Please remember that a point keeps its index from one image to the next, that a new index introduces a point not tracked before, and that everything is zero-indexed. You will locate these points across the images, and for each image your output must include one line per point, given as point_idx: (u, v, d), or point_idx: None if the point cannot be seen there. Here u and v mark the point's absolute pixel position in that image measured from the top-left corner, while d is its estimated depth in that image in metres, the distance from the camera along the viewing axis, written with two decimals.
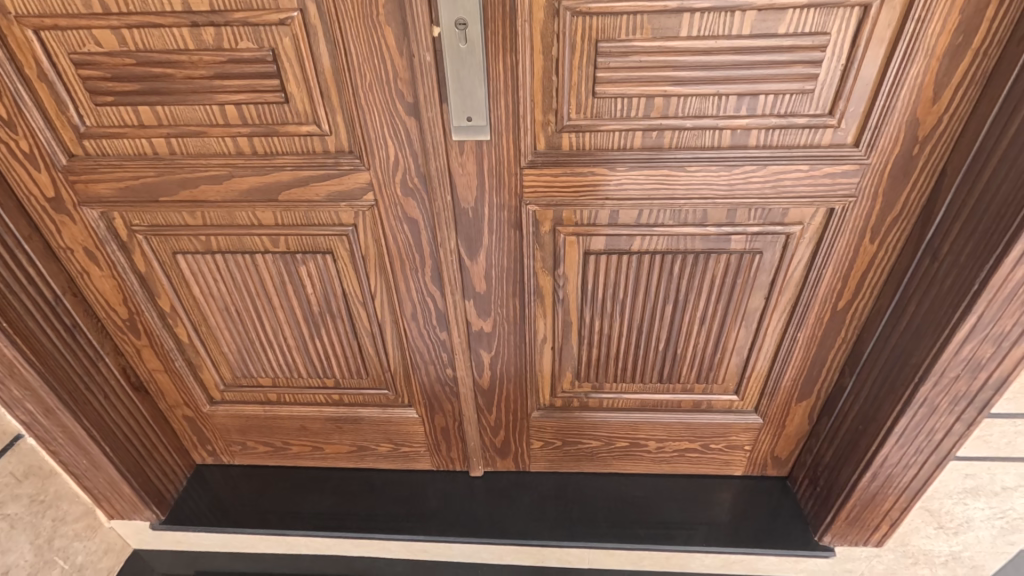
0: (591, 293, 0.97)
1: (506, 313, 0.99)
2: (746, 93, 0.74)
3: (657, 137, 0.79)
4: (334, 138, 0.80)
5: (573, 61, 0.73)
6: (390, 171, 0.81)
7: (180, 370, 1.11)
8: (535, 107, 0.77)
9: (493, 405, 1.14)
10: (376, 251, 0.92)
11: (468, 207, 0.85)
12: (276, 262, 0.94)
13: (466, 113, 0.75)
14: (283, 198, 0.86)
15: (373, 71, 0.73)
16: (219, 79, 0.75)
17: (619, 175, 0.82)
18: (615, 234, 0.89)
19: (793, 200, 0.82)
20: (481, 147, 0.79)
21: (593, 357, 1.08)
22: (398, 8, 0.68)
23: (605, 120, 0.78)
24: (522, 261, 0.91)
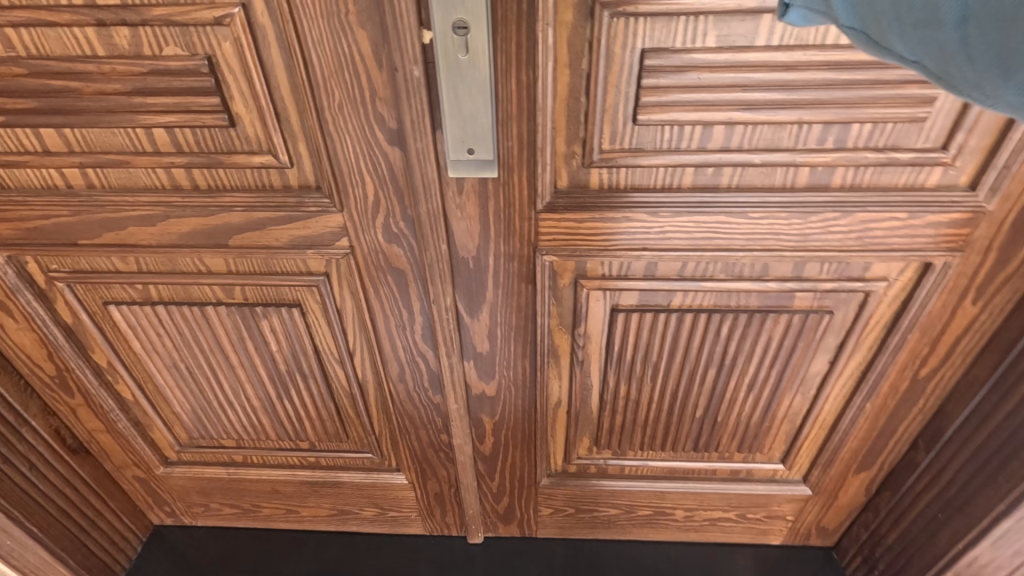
0: (618, 355, 0.80)
1: (515, 376, 0.82)
2: (837, 121, 0.59)
3: (714, 174, 0.63)
4: (295, 172, 0.62)
5: (609, 78, 0.56)
6: (369, 213, 0.64)
7: (124, 431, 0.94)
8: (557, 134, 0.60)
9: (496, 472, 0.97)
10: (354, 306, 0.74)
11: (469, 256, 0.68)
12: (230, 316, 0.77)
13: (467, 143, 0.57)
14: (234, 244, 0.68)
15: (342, 89, 0.54)
16: (140, 95, 0.57)
17: (662, 222, 0.66)
18: (649, 287, 0.73)
19: (881, 255, 0.68)
20: (484, 185, 0.62)
21: (617, 423, 0.91)
22: (374, 4, 0.50)
23: (646, 152, 0.61)
24: (535, 318, 0.75)
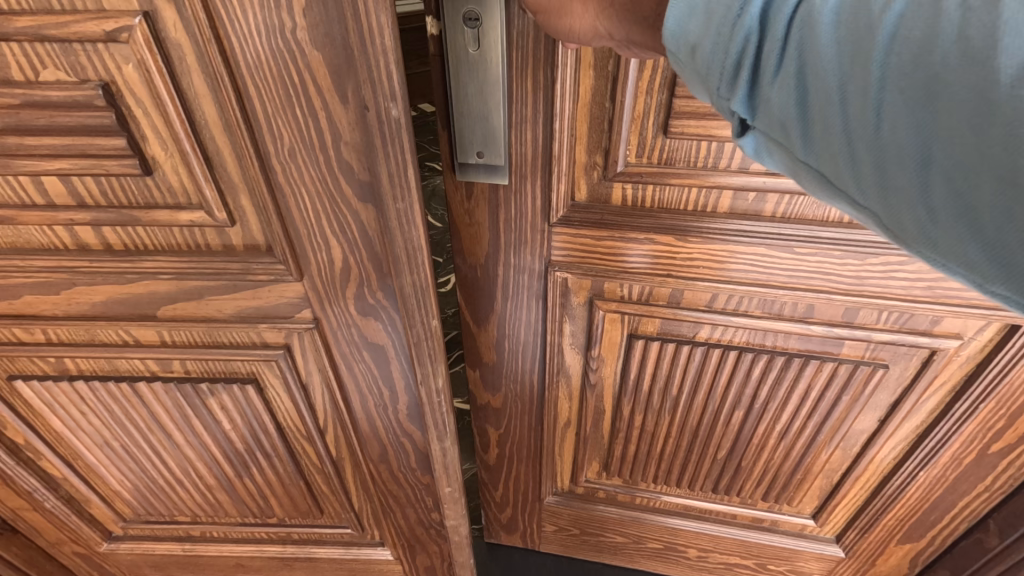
0: (635, 384, 0.77)
1: (522, 393, 0.82)
2: None
3: (756, 200, 0.58)
4: (238, 230, 0.47)
5: (639, 85, 0.52)
6: (337, 283, 0.49)
7: (53, 511, 0.79)
8: (578, 141, 0.57)
9: (500, 482, 0.96)
10: (323, 383, 0.60)
11: (478, 267, 0.68)
12: (169, 392, 0.62)
13: (475, 148, 0.57)
14: (163, 314, 0.53)
15: (292, 130, 0.40)
16: (13, 134, 0.41)
17: (691, 249, 0.62)
18: (672, 317, 0.69)
19: (951, 309, 0.61)
20: (496, 190, 0.61)
21: (629, 453, 0.87)
22: (329, 12, 0.34)
23: (678, 169, 0.57)
24: (546, 336, 0.74)
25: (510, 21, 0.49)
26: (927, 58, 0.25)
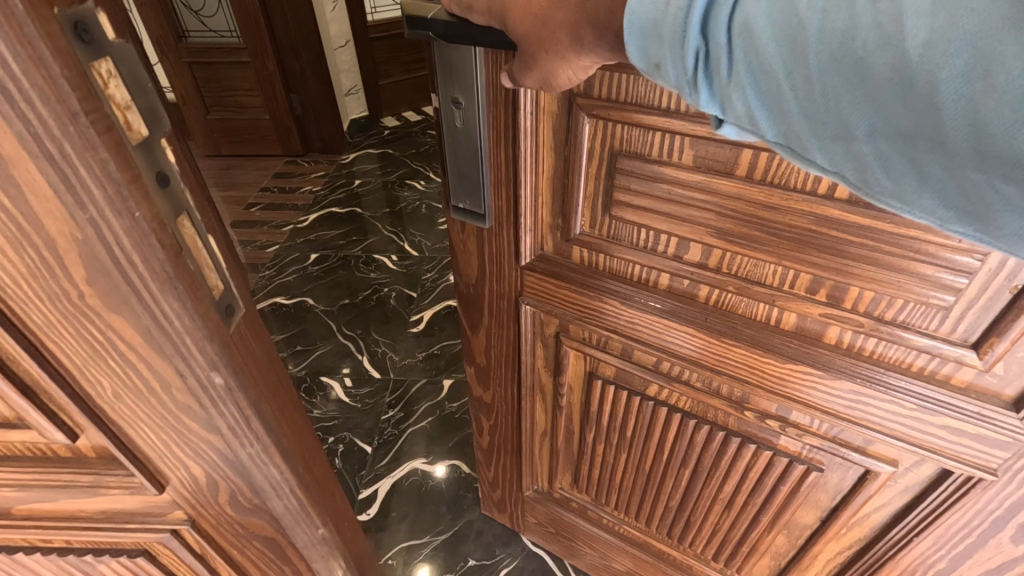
0: (594, 414, 0.96)
1: (505, 395, 1.03)
2: (826, 277, 0.62)
3: (691, 285, 0.71)
4: (85, 442, 0.40)
5: (588, 170, 0.69)
6: (205, 492, 0.43)
7: None
8: (541, 201, 0.75)
9: (490, 463, 1.19)
10: (217, 560, 0.53)
11: (470, 284, 0.90)
12: (53, 562, 0.56)
13: (463, 197, 0.79)
14: (22, 512, 0.48)
15: (111, 375, 0.33)
16: None
17: (628, 313, 0.78)
18: (625, 368, 0.85)
19: (873, 432, 0.68)
20: (479, 230, 0.82)
21: (595, 474, 1.07)
22: (115, 290, 0.28)
23: (621, 244, 0.73)
24: (521, 355, 0.94)
25: (478, 110, 0.69)
26: (851, 41, 0.31)
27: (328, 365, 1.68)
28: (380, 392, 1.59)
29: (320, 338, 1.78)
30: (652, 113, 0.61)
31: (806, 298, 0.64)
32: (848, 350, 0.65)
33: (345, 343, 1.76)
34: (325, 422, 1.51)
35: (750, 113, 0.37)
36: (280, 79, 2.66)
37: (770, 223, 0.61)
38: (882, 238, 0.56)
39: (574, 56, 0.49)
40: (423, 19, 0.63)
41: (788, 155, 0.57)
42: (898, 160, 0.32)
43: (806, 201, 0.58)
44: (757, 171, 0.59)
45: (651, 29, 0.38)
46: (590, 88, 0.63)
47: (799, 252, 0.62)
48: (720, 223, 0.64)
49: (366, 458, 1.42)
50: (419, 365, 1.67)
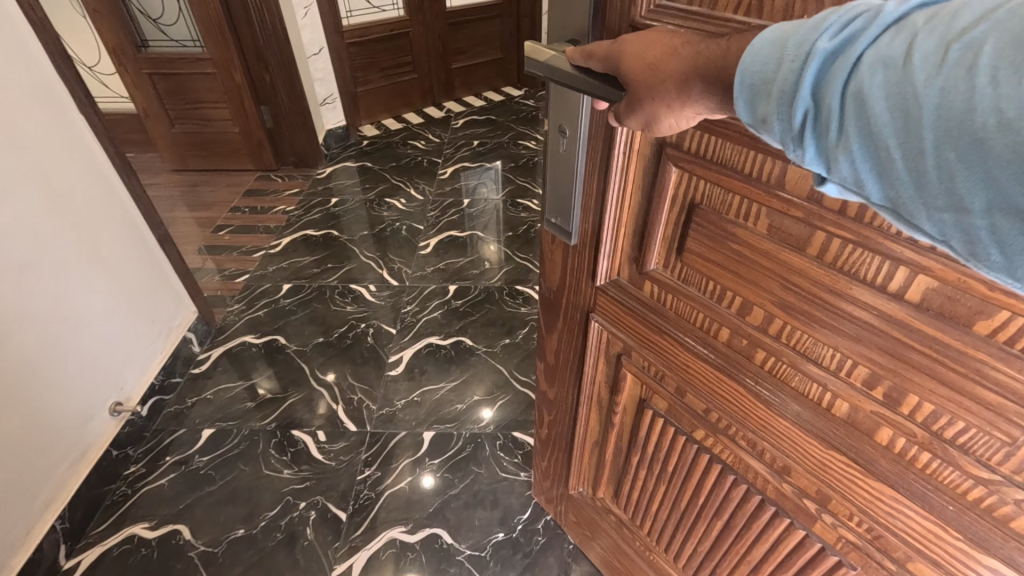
0: (642, 440, 0.94)
1: (565, 397, 1.06)
2: (882, 376, 0.55)
3: (749, 347, 0.66)
4: None
5: (669, 215, 0.68)
6: None
7: None
8: (621, 233, 0.75)
9: (545, 455, 1.22)
10: None
11: (551, 287, 0.94)
12: None
13: (554, 214, 0.82)
14: None
15: None
16: None
17: (687, 356, 0.75)
18: (679, 407, 0.82)
19: (915, 548, 0.61)
20: (565, 244, 0.84)
21: (632, 495, 1.05)
22: None
23: (685, 284, 0.71)
24: (583, 365, 0.96)
25: (584, 140, 0.70)
26: (968, 119, 0.27)
27: (300, 417, 1.56)
28: (355, 448, 1.48)
29: (292, 385, 1.66)
30: (731, 176, 0.58)
31: (862, 390, 0.57)
32: (898, 457, 0.57)
33: (319, 390, 1.64)
34: (297, 484, 1.40)
35: (857, 177, 0.33)
36: (249, 91, 2.51)
37: (832, 306, 0.55)
38: (952, 352, 0.49)
39: (680, 106, 0.48)
40: (539, 61, 0.61)
41: (858, 245, 0.51)
42: (1015, 237, 0.27)
43: (872, 295, 0.52)
44: (830, 255, 0.54)
45: (755, 83, 0.38)
46: (681, 141, 0.62)
47: (860, 343, 0.55)
48: (785, 294, 0.59)
49: (340, 526, 1.32)
50: (399, 415, 1.57)
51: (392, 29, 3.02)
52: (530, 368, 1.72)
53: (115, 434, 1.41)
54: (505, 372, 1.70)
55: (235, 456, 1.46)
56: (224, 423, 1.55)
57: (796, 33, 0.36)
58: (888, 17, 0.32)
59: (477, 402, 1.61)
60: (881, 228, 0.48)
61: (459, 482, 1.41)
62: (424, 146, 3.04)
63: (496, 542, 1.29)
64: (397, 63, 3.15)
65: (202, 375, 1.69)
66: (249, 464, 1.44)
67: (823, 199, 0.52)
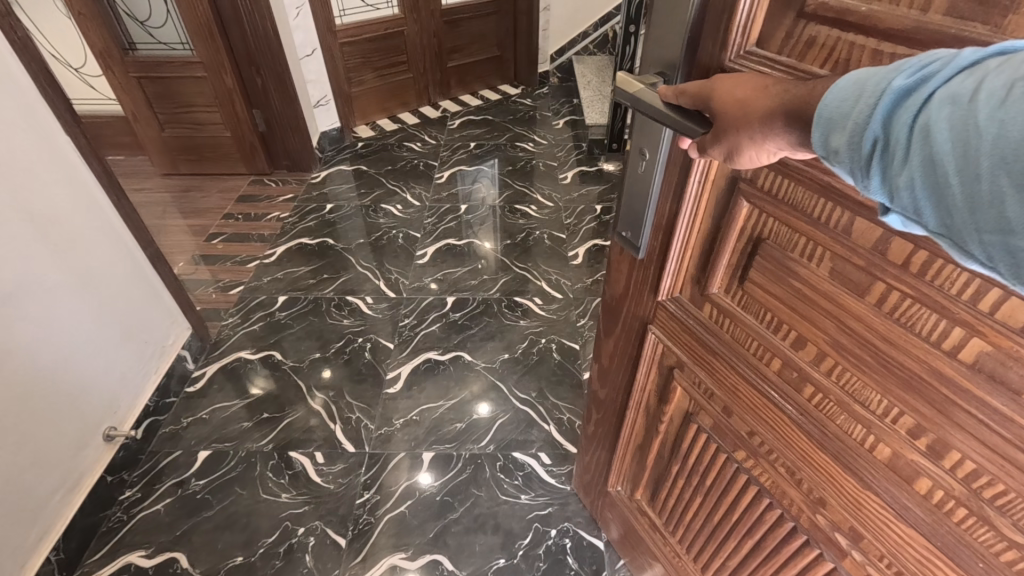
0: (684, 450, 0.97)
1: (614, 397, 1.10)
2: (926, 430, 0.56)
3: (797, 380, 0.68)
4: None
5: (735, 245, 0.69)
6: None
7: None
8: (688, 254, 0.76)
9: (589, 448, 1.28)
10: None
11: (613, 292, 0.97)
12: None
13: (624, 228, 0.83)
14: None
15: None
16: None
17: (736, 379, 0.77)
18: (725, 424, 0.83)
19: None
20: (632, 257, 0.86)
21: (667, 501, 1.08)
22: None
23: (741, 311, 0.72)
24: (636, 371, 0.98)
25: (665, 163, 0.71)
26: None
27: (298, 437, 1.54)
28: (354, 470, 1.47)
29: (289, 404, 1.64)
30: (797, 218, 0.60)
31: (905, 437, 0.58)
32: (934, 507, 0.59)
33: (316, 408, 1.63)
34: (295, 509, 1.39)
35: (916, 204, 0.35)
36: (240, 95, 2.45)
37: (885, 353, 0.56)
38: (996, 413, 0.49)
39: (761, 139, 0.49)
40: (627, 92, 0.62)
41: (916, 300, 0.52)
42: None
43: (923, 350, 0.53)
44: (887, 304, 0.54)
45: (831, 115, 0.39)
46: (756, 178, 0.63)
47: (906, 393, 0.56)
48: (840, 337, 0.60)
49: (340, 553, 1.31)
50: (397, 435, 1.56)
51: (386, 27, 2.96)
52: (529, 385, 1.70)
53: (109, 460, 1.39)
54: (504, 389, 1.68)
55: (231, 479, 1.44)
56: (221, 444, 1.53)
57: (875, 74, 0.37)
58: (963, 61, 0.33)
59: (475, 422, 1.59)
60: (943, 288, 0.49)
61: (459, 506, 1.40)
62: (420, 149, 2.99)
63: (497, 569, 1.28)
64: (391, 63, 3.09)
65: (196, 394, 1.67)
66: (246, 488, 1.43)
67: (887, 252, 0.53)
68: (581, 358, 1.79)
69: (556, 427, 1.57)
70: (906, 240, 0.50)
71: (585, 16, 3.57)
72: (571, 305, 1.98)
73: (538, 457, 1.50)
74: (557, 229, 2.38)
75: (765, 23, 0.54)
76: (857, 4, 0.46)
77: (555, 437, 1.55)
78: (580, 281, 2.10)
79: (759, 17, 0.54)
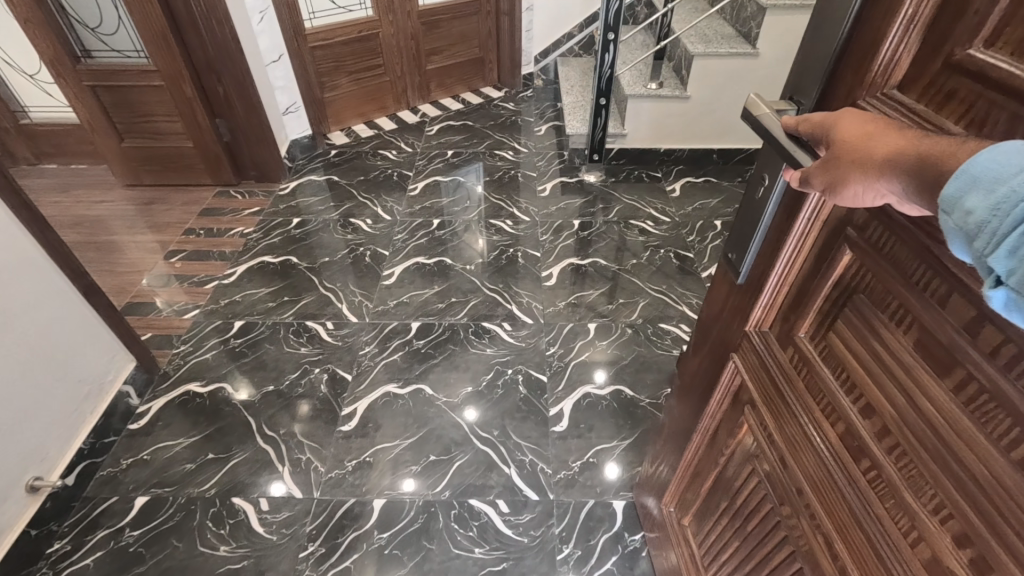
0: (740, 488, 0.89)
1: (685, 418, 1.04)
2: (967, 540, 0.46)
3: (855, 450, 0.59)
4: None
5: (827, 291, 0.61)
6: None
7: None
8: (784, 290, 0.68)
9: (654, 463, 1.25)
10: None
11: (708, 311, 0.90)
12: None
13: (731, 251, 0.76)
14: None
15: None
16: None
17: (793, 432, 0.69)
18: (776, 477, 0.75)
19: None
20: (732, 283, 0.79)
21: (713, 540, 1.01)
22: None
23: (818, 361, 0.63)
24: (711, 397, 0.92)
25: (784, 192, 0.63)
26: None
27: (242, 482, 1.46)
28: (299, 519, 1.39)
29: (236, 443, 1.55)
30: (893, 276, 0.51)
31: (948, 543, 0.49)
32: None
33: (265, 449, 1.54)
34: (233, 564, 1.30)
35: None
36: (200, 104, 2.33)
37: (948, 445, 0.47)
38: None
39: (876, 177, 0.42)
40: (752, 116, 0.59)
41: (996, 399, 0.43)
42: None
43: (989, 452, 0.44)
44: (965, 393, 0.46)
45: (982, 173, 0.33)
46: (867, 227, 0.54)
47: (960, 493, 0.47)
48: (910, 415, 0.51)
49: None
50: (348, 479, 1.47)
51: (360, 30, 2.84)
52: (491, 422, 1.61)
53: (33, 512, 1.30)
54: (465, 427, 1.59)
55: (168, 530, 1.36)
56: (160, 489, 1.44)
57: None
58: None
59: (431, 465, 1.50)
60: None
61: (407, 561, 1.31)
62: (395, 157, 2.88)
63: None
64: (366, 66, 2.97)
65: (140, 432, 1.57)
66: (183, 540, 1.34)
67: (978, 335, 0.44)
68: (549, 392, 1.69)
69: (517, 471, 1.49)
70: (999, 326, 0.42)
71: (570, 16, 3.45)
72: (541, 332, 1.89)
73: (495, 505, 1.41)
74: (532, 247, 2.28)
75: (910, 68, 0.47)
76: (1007, 60, 0.40)
77: (514, 482, 1.46)
78: (552, 304, 2.00)
79: (905, 60, 0.47)
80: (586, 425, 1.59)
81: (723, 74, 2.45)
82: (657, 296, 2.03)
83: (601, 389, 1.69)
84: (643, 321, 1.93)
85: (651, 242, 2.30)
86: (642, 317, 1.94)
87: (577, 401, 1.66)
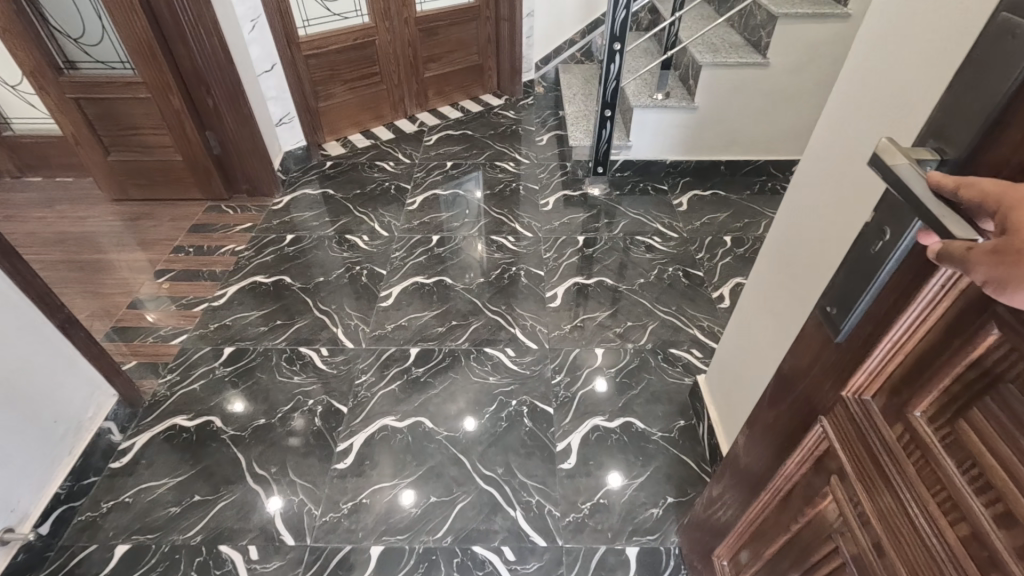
0: (816, 562, 0.79)
1: (754, 473, 0.94)
2: None
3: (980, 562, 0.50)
4: None
5: (956, 372, 0.51)
6: None
7: None
8: (896, 359, 0.57)
9: (708, 512, 1.16)
10: None
11: (791, 362, 0.79)
12: None
13: (830, 304, 0.66)
14: None
15: None
16: None
17: (896, 521, 0.59)
18: (870, 565, 0.65)
19: None
20: (827, 338, 0.68)
21: None
22: None
23: (936, 449, 0.54)
24: (789, 457, 0.81)
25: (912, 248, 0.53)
26: None
27: (230, 527, 1.37)
28: (292, 569, 1.30)
29: (224, 483, 1.46)
30: None
31: None
32: None
33: (255, 490, 1.45)
34: None
35: None
36: (189, 116, 2.24)
37: None
38: None
39: None
40: (885, 168, 0.50)
41: None
42: None
43: None
44: None
45: None
46: None
47: None
48: None
49: None
50: (344, 524, 1.38)
51: (355, 38, 2.75)
52: (495, 458, 1.52)
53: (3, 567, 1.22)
54: (467, 464, 1.50)
55: None
56: (142, 537, 1.35)
57: None
58: None
59: (432, 506, 1.41)
60: None
61: None
62: (393, 169, 2.79)
63: None
64: (362, 74, 2.88)
65: (121, 472, 1.48)
66: None
67: None
68: (555, 425, 1.60)
69: (523, 514, 1.40)
70: None
71: (571, 21, 3.36)
72: (546, 358, 1.80)
73: (500, 553, 1.33)
74: (535, 265, 2.19)
75: None
76: None
77: (521, 526, 1.38)
78: (557, 328, 1.91)
79: None
80: (595, 462, 1.51)
81: (734, 85, 2.37)
82: (666, 319, 1.95)
83: (610, 422, 1.61)
84: (653, 346, 1.84)
85: (658, 259, 2.22)
86: (651, 341, 1.86)
87: (585, 435, 1.57)
